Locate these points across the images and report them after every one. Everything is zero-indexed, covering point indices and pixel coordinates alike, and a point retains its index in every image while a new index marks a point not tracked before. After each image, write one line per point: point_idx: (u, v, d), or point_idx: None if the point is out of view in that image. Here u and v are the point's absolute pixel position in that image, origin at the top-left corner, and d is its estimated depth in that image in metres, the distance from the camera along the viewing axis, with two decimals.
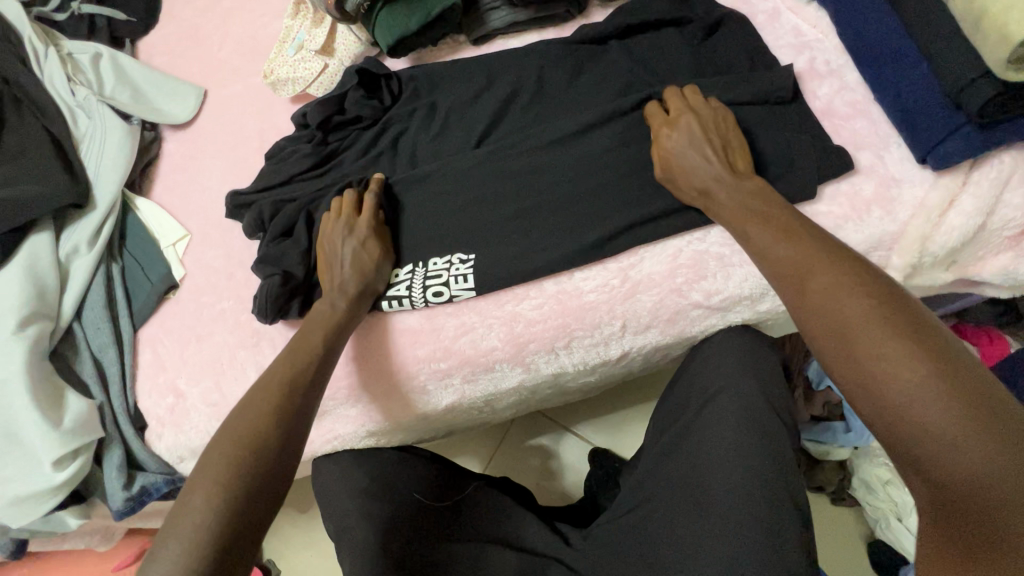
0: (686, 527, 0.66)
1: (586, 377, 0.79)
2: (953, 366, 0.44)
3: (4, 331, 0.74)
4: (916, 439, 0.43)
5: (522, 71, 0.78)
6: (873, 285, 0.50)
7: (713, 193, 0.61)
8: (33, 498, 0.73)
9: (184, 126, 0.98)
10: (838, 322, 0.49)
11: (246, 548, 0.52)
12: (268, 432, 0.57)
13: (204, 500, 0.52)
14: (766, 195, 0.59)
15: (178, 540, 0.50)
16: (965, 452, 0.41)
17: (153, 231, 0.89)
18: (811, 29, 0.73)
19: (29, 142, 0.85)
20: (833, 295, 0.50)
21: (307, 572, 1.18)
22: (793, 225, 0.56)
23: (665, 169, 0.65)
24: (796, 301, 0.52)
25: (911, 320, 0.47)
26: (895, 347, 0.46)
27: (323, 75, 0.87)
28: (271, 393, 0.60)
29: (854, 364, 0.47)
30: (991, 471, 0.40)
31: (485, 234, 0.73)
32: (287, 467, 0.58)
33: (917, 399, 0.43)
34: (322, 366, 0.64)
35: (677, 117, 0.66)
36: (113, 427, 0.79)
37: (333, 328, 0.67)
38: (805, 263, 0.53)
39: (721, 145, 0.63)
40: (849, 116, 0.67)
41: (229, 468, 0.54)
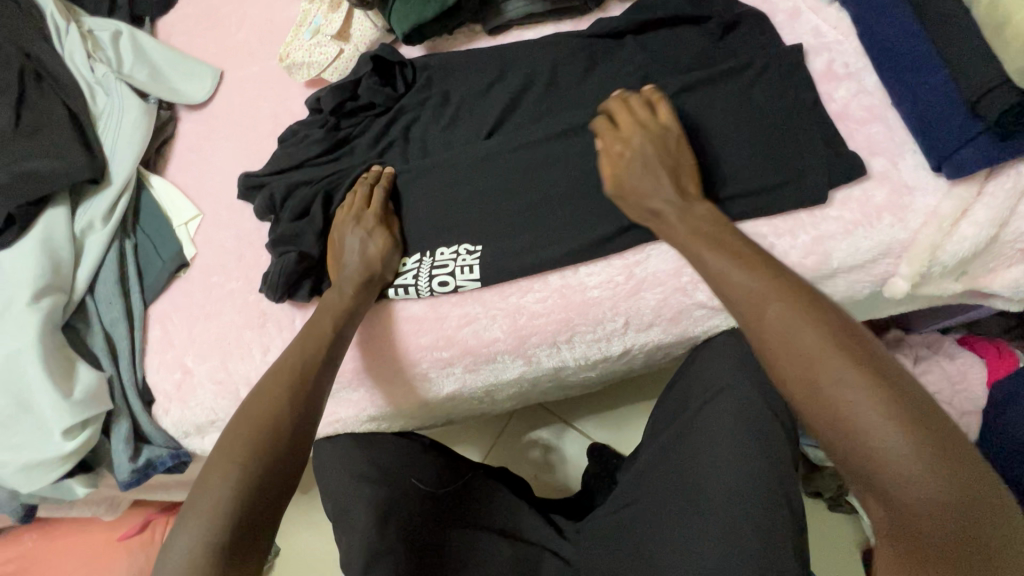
0: (680, 524, 0.67)
1: (588, 371, 0.79)
2: (912, 397, 0.43)
3: (19, 301, 0.76)
4: (887, 478, 0.41)
5: (536, 63, 0.78)
6: (829, 314, 0.48)
7: (665, 216, 0.61)
8: (42, 466, 0.74)
9: (199, 106, 0.99)
10: (797, 350, 0.47)
11: (268, 522, 0.53)
12: (286, 411, 0.59)
13: (225, 476, 0.53)
14: (719, 220, 0.59)
15: (201, 512, 0.51)
16: (934, 490, 0.39)
17: (165, 209, 0.90)
18: (832, 29, 0.71)
19: (49, 116, 0.87)
20: (791, 323, 0.48)
21: (306, 551, 1.21)
22: (746, 254, 0.54)
23: (616, 186, 0.65)
24: (758, 330, 0.50)
25: (866, 350, 0.46)
26: (858, 378, 0.44)
27: (338, 60, 0.87)
28: (286, 374, 0.62)
29: (816, 394, 0.45)
30: (948, 500, 0.39)
31: (492, 226, 0.73)
32: (305, 443, 0.59)
33: (884, 435, 0.41)
34: (334, 348, 0.66)
35: (628, 132, 0.65)
36: (121, 400, 0.80)
37: (341, 314, 0.69)
38: (765, 291, 0.51)
39: (674, 166, 0.63)
40: (864, 121, 0.66)
41: (252, 444, 0.56)
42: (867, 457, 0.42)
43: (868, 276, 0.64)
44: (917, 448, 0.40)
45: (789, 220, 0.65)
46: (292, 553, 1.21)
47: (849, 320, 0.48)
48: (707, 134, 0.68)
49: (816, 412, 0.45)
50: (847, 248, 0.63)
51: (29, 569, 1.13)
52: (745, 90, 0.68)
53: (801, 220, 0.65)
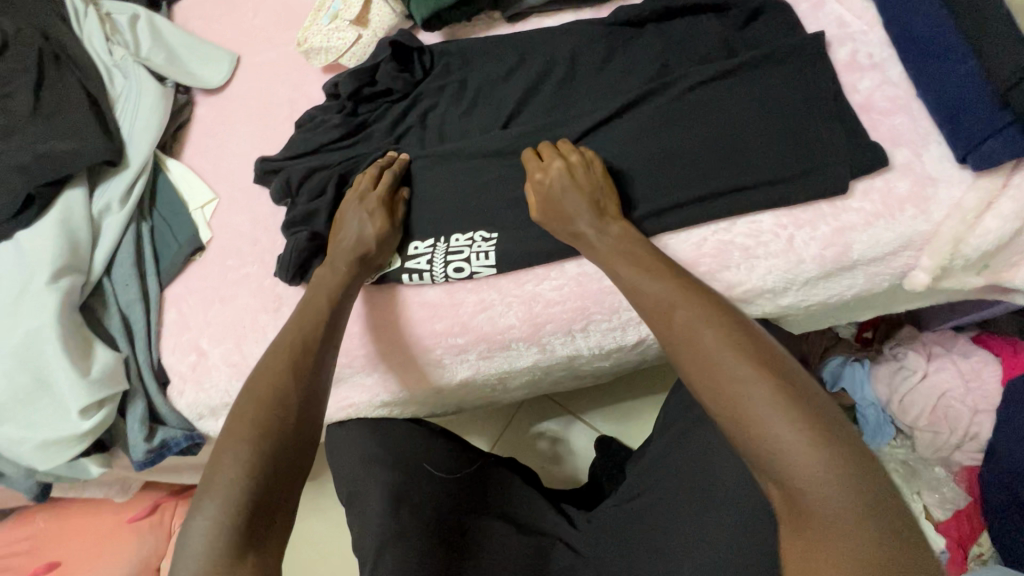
0: (693, 512, 0.67)
1: (601, 362, 0.79)
2: (803, 393, 0.46)
3: (38, 281, 0.77)
4: (779, 469, 0.44)
5: (555, 50, 0.77)
6: (727, 317, 0.52)
7: (587, 238, 0.64)
8: (59, 444, 0.75)
9: (215, 91, 0.99)
10: (698, 351, 0.50)
11: (285, 502, 0.54)
12: (291, 390, 0.59)
13: (237, 459, 0.53)
14: (632, 237, 0.63)
15: (217, 492, 0.51)
16: (823, 479, 0.42)
17: (182, 192, 0.91)
18: (856, 20, 0.71)
19: (67, 98, 0.87)
20: (692, 327, 0.52)
21: (313, 537, 1.22)
22: (659, 265, 0.59)
23: (541, 210, 0.67)
24: (671, 332, 0.53)
25: (760, 348, 0.49)
26: (753, 375, 0.47)
27: (356, 45, 0.86)
28: (285, 353, 0.62)
29: (717, 392, 0.48)
30: (832, 483, 0.42)
31: (510, 213, 0.73)
32: (314, 422, 0.59)
33: (775, 428, 0.44)
34: (334, 325, 0.66)
35: (550, 162, 0.68)
36: (137, 381, 0.81)
37: (338, 295, 0.68)
38: (675, 297, 0.55)
39: (595, 192, 0.65)
40: (888, 111, 0.65)
41: (260, 423, 0.55)
42: (763, 450, 0.45)
43: (888, 268, 0.64)
44: (805, 439, 0.43)
45: (810, 211, 0.65)
46: (299, 539, 1.22)
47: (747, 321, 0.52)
48: (728, 124, 0.68)
49: (720, 408, 0.48)
50: (868, 239, 0.63)
51: (40, 550, 1.14)
52: (767, 80, 0.68)
53: (822, 211, 0.64)
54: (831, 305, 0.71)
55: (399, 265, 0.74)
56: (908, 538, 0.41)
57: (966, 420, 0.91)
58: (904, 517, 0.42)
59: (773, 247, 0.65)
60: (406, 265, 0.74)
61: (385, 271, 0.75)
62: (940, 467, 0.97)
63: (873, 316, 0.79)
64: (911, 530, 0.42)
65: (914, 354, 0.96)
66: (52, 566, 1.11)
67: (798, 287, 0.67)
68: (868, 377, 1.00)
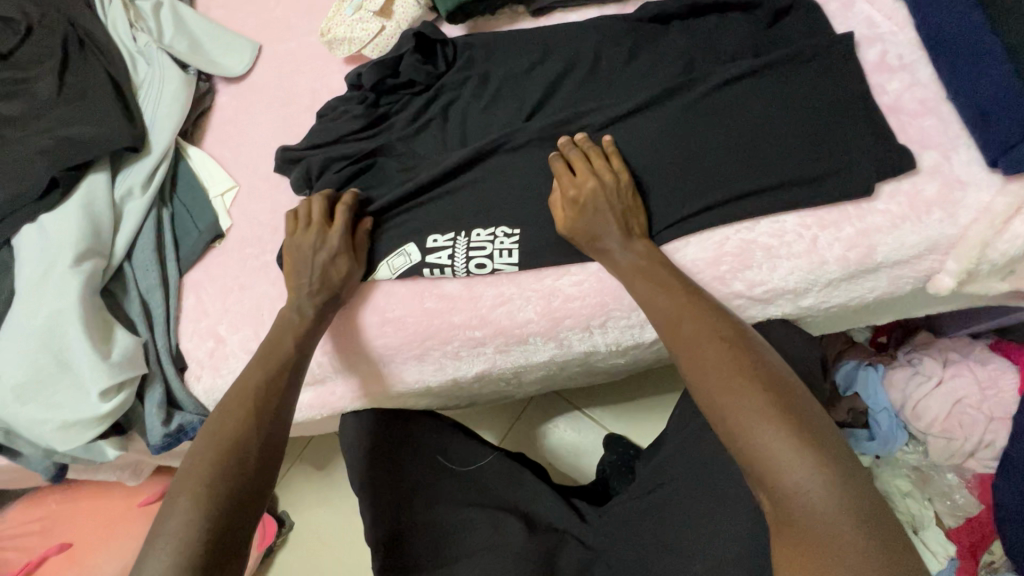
0: (707, 509, 0.68)
1: (616, 358, 0.80)
2: (791, 403, 0.52)
3: (62, 264, 0.77)
4: (768, 473, 0.49)
5: (579, 46, 0.77)
6: (727, 332, 0.58)
7: (612, 254, 0.65)
8: (78, 425, 0.76)
9: (236, 79, 0.99)
10: (699, 362, 0.56)
11: (238, 548, 0.55)
12: (249, 436, 0.61)
13: (187, 506, 0.55)
14: (655, 256, 0.65)
15: (168, 542, 0.53)
16: (806, 480, 0.48)
17: (202, 179, 0.91)
18: (886, 20, 0.70)
19: (92, 83, 0.88)
20: (695, 339, 0.58)
21: (320, 526, 1.23)
22: (669, 276, 0.63)
23: (567, 227, 0.67)
24: (677, 344, 0.59)
25: (755, 361, 0.55)
26: (746, 385, 0.53)
27: (379, 37, 0.87)
28: (246, 398, 0.64)
29: (713, 400, 0.54)
30: (813, 486, 0.47)
31: (531, 207, 0.72)
32: (273, 465, 0.61)
33: (765, 433, 0.50)
34: (297, 366, 0.68)
35: (583, 178, 0.67)
36: (156, 365, 0.82)
37: (302, 338, 0.70)
38: (682, 313, 0.60)
39: (625, 211, 0.66)
40: (917, 113, 0.65)
41: (212, 473, 0.57)
42: (754, 453, 0.50)
43: (912, 271, 0.64)
44: (791, 444, 0.49)
45: (835, 212, 0.64)
46: (306, 528, 1.23)
47: (747, 337, 0.58)
48: (753, 123, 0.67)
49: (718, 414, 0.54)
50: (893, 242, 0.62)
51: (52, 531, 1.15)
52: (794, 80, 0.68)
53: (847, 213, 0.64)
54: (851, 307, 0.70)
55: (419, 260, 0.74)
56: (885, 535, 0.46)
57: (982, 425, 0.91)
58: (882, 516, 0.47)
59: (795, 248, 0.65)
60: (426, 260, 0.74)
61: (406, 266, 0.75)
62: (953, 474, 0.96)
63: (891, 320, 0.79)
64: (888, 527, 0.47)
65: (930, 359, 0.97)
66: (64, 546, 1.12)
67: (819, 288, 0.67)
68: (881, 382, 0.99)
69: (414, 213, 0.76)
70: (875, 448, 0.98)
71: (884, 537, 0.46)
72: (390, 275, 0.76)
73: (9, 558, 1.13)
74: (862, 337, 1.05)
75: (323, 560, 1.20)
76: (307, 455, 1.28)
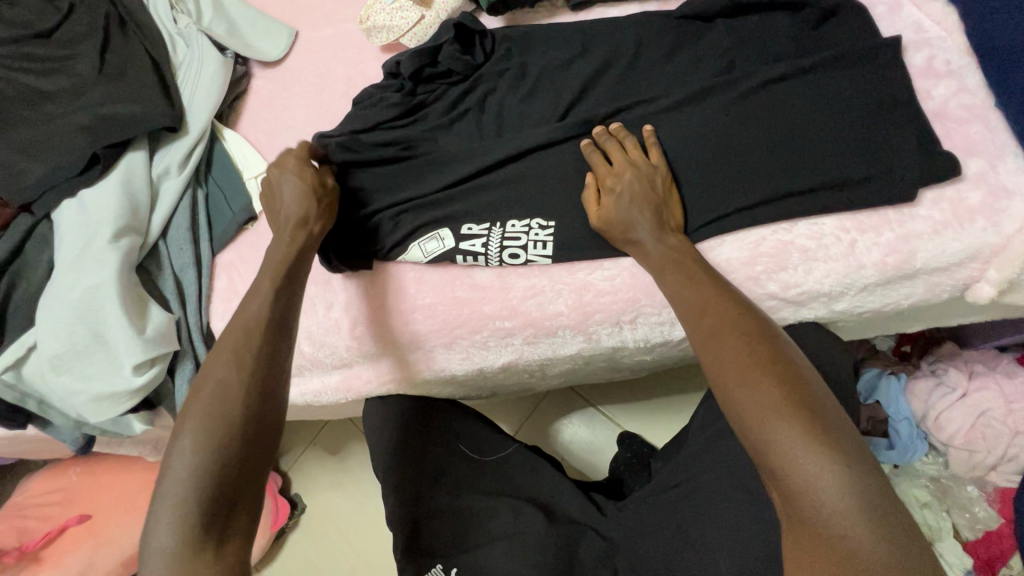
0: (730, 507, 0.68)
1: (642, 355, 0.80)
2: (807, 399, 0.51)
3: (101, 239, 0.79)
4: (781, 468, 0.49)
5: (620, 40, 0.77)
6: (748, 327, 0.57)
7: (644, 247, 0.65)
8: (111, 398, 0.77)
9: (272, 64, 1.00)
10: (717, 356, 0.55)
11: (246, 501, 0.54)
12: (239, 387, 0.57)
13: (184, 463, 0.53)
14: (684, 250, 0.64)
15: (173, 493, 0.52)
16: (819, 477, 0.47)
17: (237, 161, 0.92)
18: (934, 25, 0.70)
19: (132, 63, 0.89)
20: (716, 333, 0.57)
21: (332, 510, 1.24)
22: (693, 269, 0.62)
23: (601, 218, 0.67)
24: (697, 335, 0.58)
25: (775, 358, 0.54)
26: (763, 381, 0.52)
27: (418, 26, 0.87)
28: (235, 341, 0.60)
29: (729, 395, 0.53)
30: (827, 485, 0.47)
31: (567, 201, 0.73)
32: (274, 412, 0.58)
33: (779, 429, 0.50)
34: (285, 306, 0.64)
35: (620, 169, 0.67)
36: (187, 343, 0.83)
37: (280, 283, 0.65)
38: (703, 304, 0.59)
39: (659, 204, 0.66)
40: (964, 120, 0.65)
41: (214, 421, 0.55)
42: (769, 449, 0.50)
43: (950, 279, 0.64)
44: (805, 441, 0.49)
45: (875, 217, 0.64)
46: (318, 511, 1.24)
47: (768, 333, 0.57)
48: (795, 124, 0.67)
49: (733, 408, 0.53)
50: (933, 248, 0.62)
51: (71, 502, 1.16)
52: (837, 82, 0.67)
53: (887, 218, 0.64)
54: (885, 313, 0.70)
55: (453, 246, 0.75)
56: (900, 536, 0.46)
57: (1006, 440, 0.90)
58: (897, 514, 0.47)
59: (833, 250, 0.65)
60: (460, 247, 0.75)
61: (439, 250, 0.75)
62: (973, 486, 0.96)
63: (921, 328, 0.78)
64: (903, 527, 0.46)
65: (955, 370, 0.95)
66: (83, 518, 1.13)
67: (855, 292, 0.66)
68: (902, 392, 0.98)
69: (450, 204, 0.76)
70: (894, 457, 0.96)
71: (898, 536, 0.46)
72: (422, 259, 0.77)
73: (30, 527, 1.13)
74: (886, 346, 1.05)
75: (334, 544, 1.22)
76: (321, 439, 1.29)
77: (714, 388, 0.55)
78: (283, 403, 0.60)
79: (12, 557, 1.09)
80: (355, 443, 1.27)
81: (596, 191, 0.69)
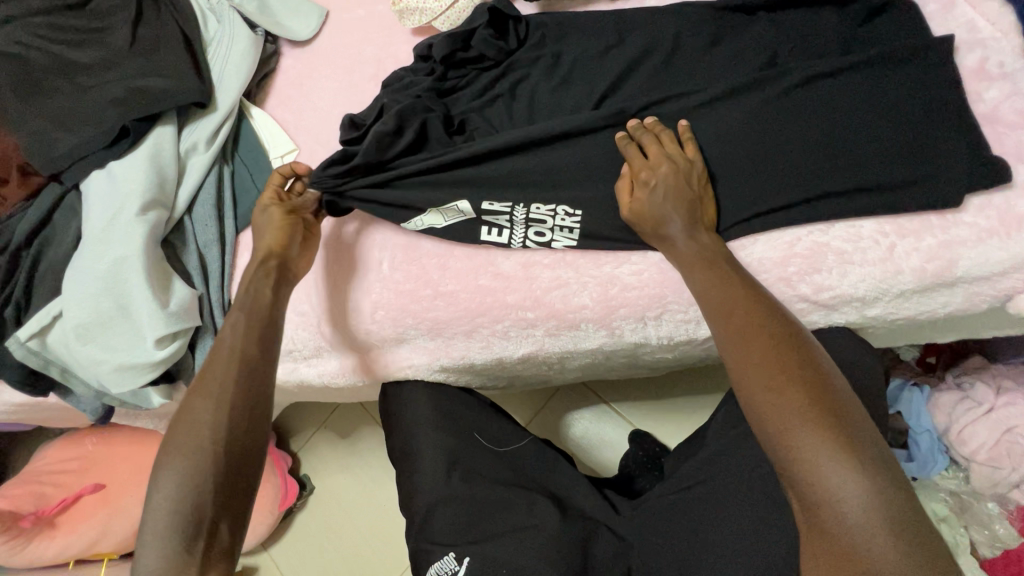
0: (747, 509, 0.67)
1: (664, 353, 0.79)
2: (834, 406, 0.50)
3: (128, 212, 0.79)
4: (801, 475, 0.48)
5: (658, 30, 0.75)
6: (776, 329, 0.55)
7: (675, 242, 0.64)
8: (132, 370, 0.78)
9: (301, 44, 0.99)
10: (741, 357, 0.54)
11: (228, 520, 0.54)
12: (215, 414, 0.57)
13: (166, 487, 0.54)
14: (717, 249, 0.63)
15: (156, 519, 0.53)
16: (841, 485, 0.46)
17: (263, 140, 0.92)
18: (988, 25, 0.67)
19: (164, 38, 0.89)
20: (742, 334, 0.55)
21: (340, 493, 1.25)
22: (722, 267, 0.61)
23: (633, 210, 0.66)
24: (723, 335, 0.57)
25: (803, 361, 0.53)
26: (788, 384, 0.51)
27: (451, 10, 0.85)
28: (212, 370, 0.60)
29: (752, 399, 0.52)
30: (847, 496, 0.45)
31: (597, 193, 0.72)
32: (253, 437, 0.58)
33: (802, 434, 0.48)
34: (266, 332, 0.64)
35: (656, 161, 0.66)
36: (209, 319, 0.83)
37: (257, 309, 0.66)
38: (731, 303, 0.58)
39: (693, 200, 0.64)
40: (1015, 125, 0.63)
41: (193, 450, 0.55)
42: (790, 454, 0.49)
43: (991, 289, 0.62)
44: (827, 447, 0.47)
45: (917, 221, 0.62)
46: (326, 493, 1.25)
47: (797, 336, 0.55)
48: (835, 123, 0.65)
49: (753, 411, 0.52)
50: (976, 256, 0.61)
51: (87, 470, 1.18)
52: (882, 82, 0.65)
53: (929, 223, 0.62)
54: (918, 322, 0.68)
55: (475, 217, 0.75)
56: (926, 546, 0.44)
57: None
58: (922, 522, 0.45)
59: (870, 254, 0.63)
60: (483, 218, 0.75)
61: (459, 219, 0.75)
62: (994, 502, 0.93)
63: (952, 339, 0.77)
64: (927, 537, 0.45)
65: (982, 385, 0.93)
66: (99, 486, 1.15)
67: (889, 298, 0.65)
68: (925, 404, 0.96)
69: (467, 189, 0.74)
70: (914, 470, 0.95)
71: (924, 545, 0.44)
72: (440, 222, 0.76)
73: (47, 493, 1.14)
74: (910, 356, 1.02)
75: (342, 525, 1.23)
76: (332, 422, 1.29)
77: (738, 390, 0.54)
78: (264, 424, 0.59)
79: (28, 521, 1.10)
80: (364, 427, 1.27)
81: (631, 184, 0.68)
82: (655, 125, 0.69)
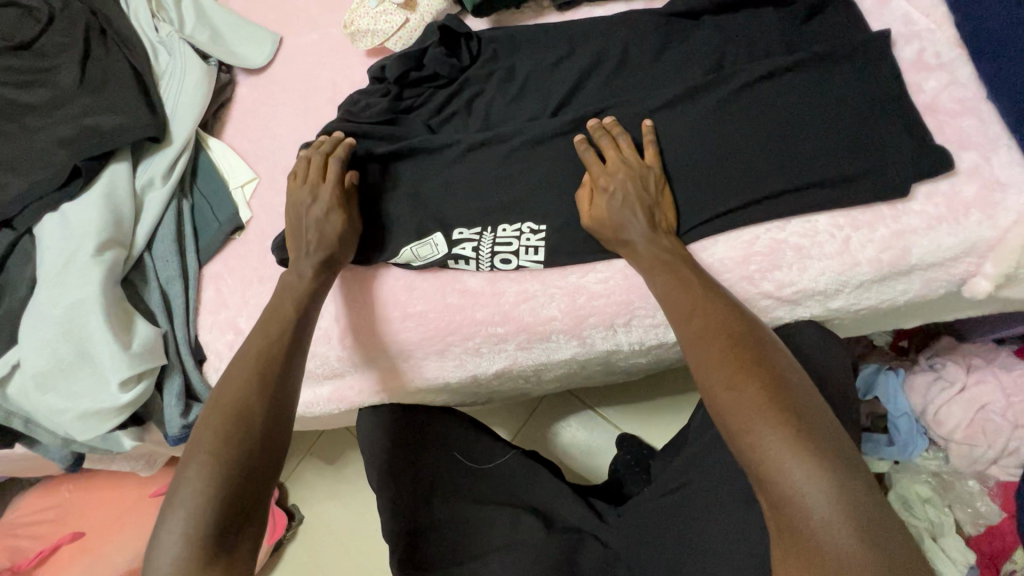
0: (731, 509, 0.67)
1: (639, 357, 0.79)
2: (793, 404, 0.50)
3: (84, 253, 0.77)
4: (766, 471, 0.48)
5: (608, 39, 0.76)
6: (734, 328, 0.56)
7: (635, 247, 0.64)
8: (98, 416, 0.76)
9: (256, 71, 0.98)
10: (704, 357, 0.54)
11: (255, 516, 0.54)
12: (255, 401, 0.57)
13: (199, 470, 0.53)
14: (681, 253, 0.63)
15: (186, 498, 0.51)
16: (805, 482, 0.46)
17: (222, 171, 0.90)
18: (923, 18, 0.69)
19: (113, 74, 0.88)
20: (703, 334, 0.56)
21: (329, 521, 1.22)
22: (682, 268, 0.61)
23: (593, 218, 0.67)
24: (686, 334, 0.57)
25: (759, 358, 0.53)
26: (747, 382, 0.51)
27: (402, 30, 0.86)
28: (252, 356, 0.61)
29: (715, 398, 0.52)
30: (809, 490, 0.45)
31: (557, 204, 0.72)
32: (284, 429, 0.58)
33: (766, 434, 0.48)
34: (301, 325, 0.65)
35: (613, 168, 0.66)
36: (175, 357, 0.81)
37: (302, 302, 0.67)
38: (693, 306, 0.58)
39: (651, 205, 0.65)
40: (956, 113, 0.64)
41: (229, 435, 0.55)
42: (754, 456, 0.49)
43: (946, 274, 0.64)
44: (789, 445, 0.47)
45: (870, 212, 0.63)
46: (314, 523, 1.22)
47: (758, 335, 0.56)
48: (784, 122, 0.66)
49: (720, 413, 0.52)
50: (928, 243, 0.62)
51: (63, 520, 1.14)
52: (828, 78, 0.67)
53: (882, 214, 0.63)
54: (881, 310, 0.70)
55: (445, 253, 0.73)
56: (888, 539, 0.44)
57: (1006, 433, 0.88)
58: (884, 516, 0.45)
59: (827, 248, 0.64)
60: (452, 253, 0.73)
61: (432, 255, 0.74)
62: (975, 481, 0.94)
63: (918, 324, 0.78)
64: (890, 529, 0.45)
65: (954, 364, 0.94)
66: (77, 535, 1.11)
67: (850, 290, 0.65)
68: (902, 387, 0.96)
69: (438, 221, 0.74)
70: (894, 454, 0.95)
71: (884, 538, 0.44)
72: (413, 261, 0.75)
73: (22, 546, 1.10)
74: (883, 341, 1.04)
75: (334, 555, 1.20)
76: (318, 449, 1.27)
77: (701, 391, 0.54)
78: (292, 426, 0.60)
79: None
80: (351, 452, 1.25)
81: (591, 192, 0.68)
82: (614, 126, 0.69)
